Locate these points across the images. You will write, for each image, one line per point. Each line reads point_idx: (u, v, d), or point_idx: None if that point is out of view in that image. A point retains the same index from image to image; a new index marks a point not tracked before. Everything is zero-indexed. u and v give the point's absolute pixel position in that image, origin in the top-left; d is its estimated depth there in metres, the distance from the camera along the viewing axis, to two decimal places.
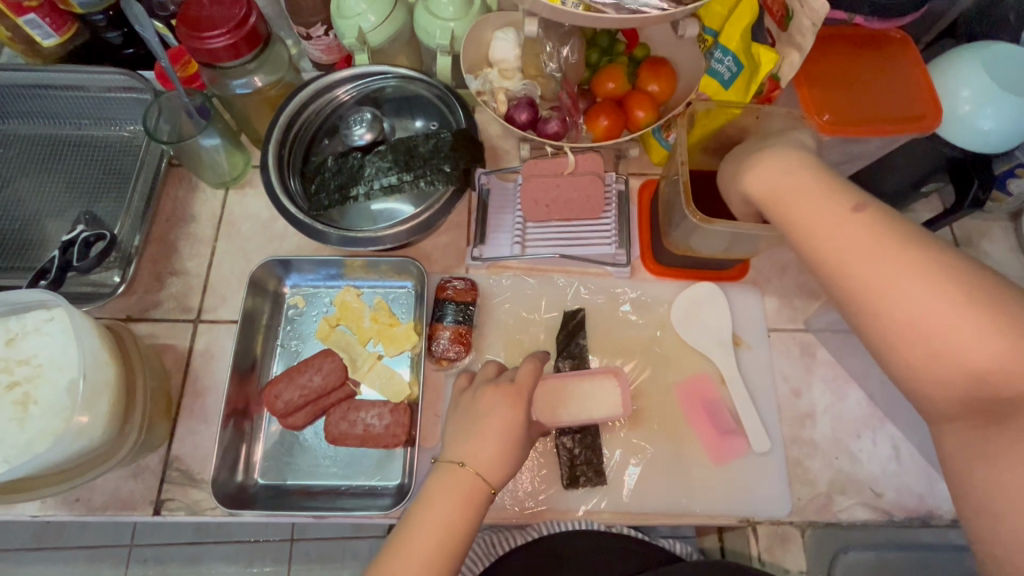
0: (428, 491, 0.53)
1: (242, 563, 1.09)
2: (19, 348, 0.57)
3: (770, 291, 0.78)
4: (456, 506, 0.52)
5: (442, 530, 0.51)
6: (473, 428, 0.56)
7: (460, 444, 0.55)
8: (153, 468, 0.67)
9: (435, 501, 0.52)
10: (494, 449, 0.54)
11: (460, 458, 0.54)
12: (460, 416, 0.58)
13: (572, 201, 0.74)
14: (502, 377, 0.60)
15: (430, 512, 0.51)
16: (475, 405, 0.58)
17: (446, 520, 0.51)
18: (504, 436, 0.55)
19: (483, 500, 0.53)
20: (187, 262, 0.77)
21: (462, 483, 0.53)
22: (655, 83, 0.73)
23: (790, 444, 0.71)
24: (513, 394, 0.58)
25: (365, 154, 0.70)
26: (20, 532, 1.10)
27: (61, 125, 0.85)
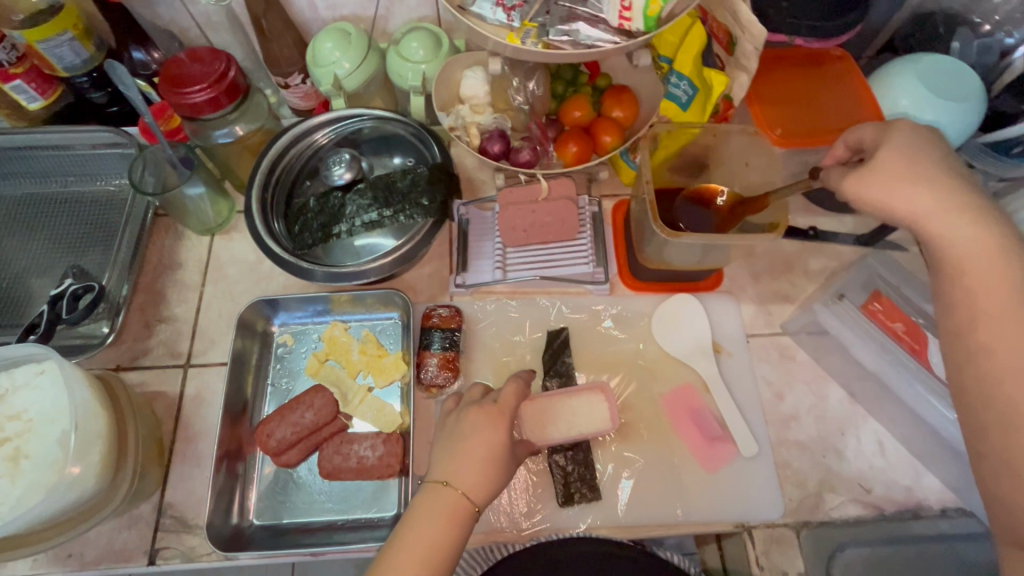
0: (413, 512, 0.54)
1: None
2: (8, 404, 0.57)
3: (746, 298, 0.81)
4: (442, 524, 0.52)
5: (428, 550, 0.51)
6: (460, 449, 0.57)
7: (445, 464, 0.56)
8: (146, 517, 0.66)
9: (421, 522, 0.53)
10: (478, 467, 0.55)
11: (443, 478, 0.55)
12: (447, 438, 0.59)
13: (549, 225, 0.77)
14: (486, 398, 0.62)
15: (415, 534, 0.52)
16: (459, 425, 0.59)
17: (432, 540, 0.52)
18: (489, 456, 0.57)
19: (468, 517, 0.54)
20: (175, 308, 0.79)
21: (446, 502, 0.54)
22: (619, 109, 0.77)
23: (777, 446, 0.72)
24: (498, 414, 0.59)
25: (346, 193, 0.72)
26: None
27: (47, 183, 0.87)
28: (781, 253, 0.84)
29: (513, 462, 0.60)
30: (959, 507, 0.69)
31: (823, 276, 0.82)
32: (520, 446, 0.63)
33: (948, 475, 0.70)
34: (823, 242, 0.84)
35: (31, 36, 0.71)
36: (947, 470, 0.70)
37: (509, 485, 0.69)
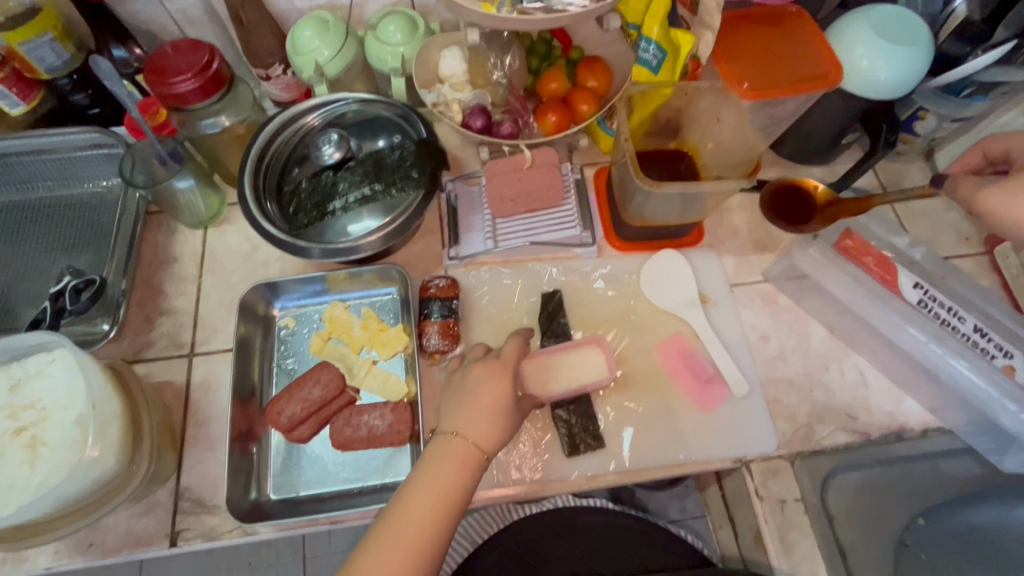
0: (426, 460, 0.57)
1: None
2: (23, 393, 0.59)
3: (727, 250, 0.84)
4: (454, 471, 0.56)
5: (440, 495, 0.54)
6: (466, 401, 0.60)
7: (454, 417, 0.59)
8: (164, 502, 0.68)
9: (434, 470, 0.56)
10: (485, 418, 0.59)
11: (454, 429, 0.58)
12: (454, 392, 0.62)
13: (535, 192, 0.80)
14: (489, 354, 0.65)
15: (428, 479, 0.55)
16: (465, 379, 0.62)
17: (445, 485, 0.55)
18: (497, 405, 0.60)
19: (477, 466, 0.57)
20: (175, 300, 0.80)
21: (458, 451, 0.57)
22: (593, 79, 0.81)
23: (767, 384, 0.76)
24: (501, 368, 0.62)
25: (336, 173, 0.74)
26: None
27: (33, 189, 0.87)
28: (758, 206, 0.88)
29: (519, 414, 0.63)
30: (940, 426, 0.74)
31: (799, 225, 0.86)
32: (524, 403, 0.66)
33: (926, 398, 0.74)
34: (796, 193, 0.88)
35: (11, 38, 0.71)
36: (925, 394, 0.74)
37: (510, 441, 0.72)
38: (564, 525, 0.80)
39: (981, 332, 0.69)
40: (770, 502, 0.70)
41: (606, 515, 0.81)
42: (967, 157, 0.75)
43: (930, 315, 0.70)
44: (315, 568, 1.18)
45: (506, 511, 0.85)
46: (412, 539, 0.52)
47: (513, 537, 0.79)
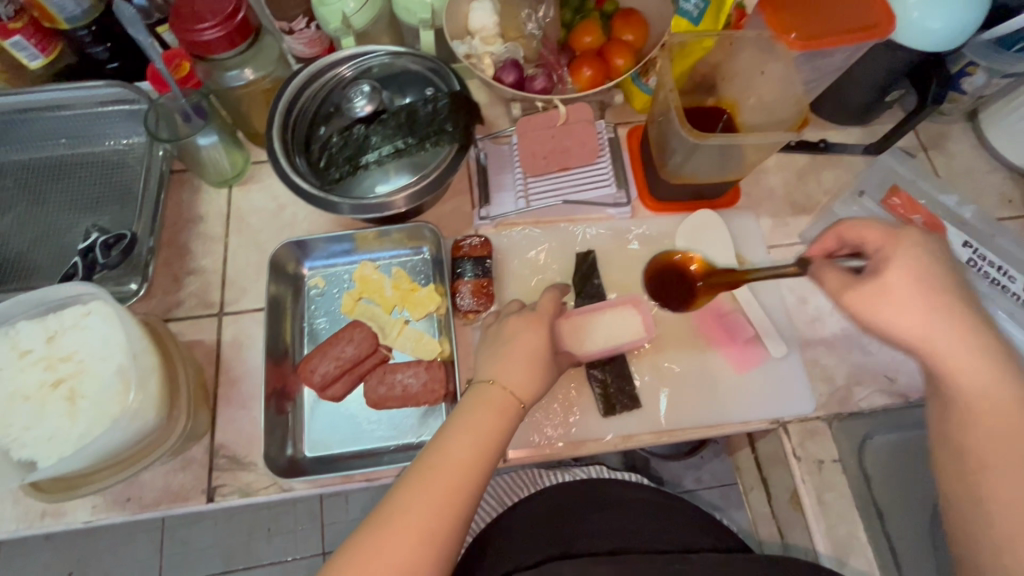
0: (466, 406, 0.56)
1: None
2: (58, 345, 0.58)
3: (763, 212, 0.82)
4: (492, 417, 0.55)
5: (478, 438, 0.54)
6: (505, 353, 0.59)
7: (491, 365, 0.59)
8: (200, 458, 0.68)
9: (472, 415, 0.55)
10: (523, 367, 0.58)
11: (491, 377, 0.58)
12: (492, 344, 0.61)
13: (568, 149, 0.78)
14: (525, 308, 0.64)
15: (467, 424, 0.54)
16: (501, 332, 0.61)
17: (485, 430, 0.54)
18: (534, 356, 0.59)
19: (515, 414, 0.56)
20: (202, 260, 0.78)
21: (495, 398, 0.56)
22: (629, 32, 0.78)
23: (805, 346, 0.75)
24: (539, 320, 0.62)
25: (368, 126, 0.72)
26: None
27: (53, 147, 0.85)
28: (795, 167, 0.85)
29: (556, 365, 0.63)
30: None
31: (837, 186, 0.84)
32: (561, 358, 0.66)
33: None
34: (835, 154, 0.85)
35: None
36: None
37: (543, 400, 0.71)
38: (597, 497, 0.75)
39: (1004, 271, 0.70)
40: (807, 462, 0.70)
41: (643, 492, 0.77)
42: (823, 239, 0.58)
43: (980, 273, 0.70)
44: (333, 534, 1.19)
45: (536, 477, 0.84)
46: (451, 479, 0.51)
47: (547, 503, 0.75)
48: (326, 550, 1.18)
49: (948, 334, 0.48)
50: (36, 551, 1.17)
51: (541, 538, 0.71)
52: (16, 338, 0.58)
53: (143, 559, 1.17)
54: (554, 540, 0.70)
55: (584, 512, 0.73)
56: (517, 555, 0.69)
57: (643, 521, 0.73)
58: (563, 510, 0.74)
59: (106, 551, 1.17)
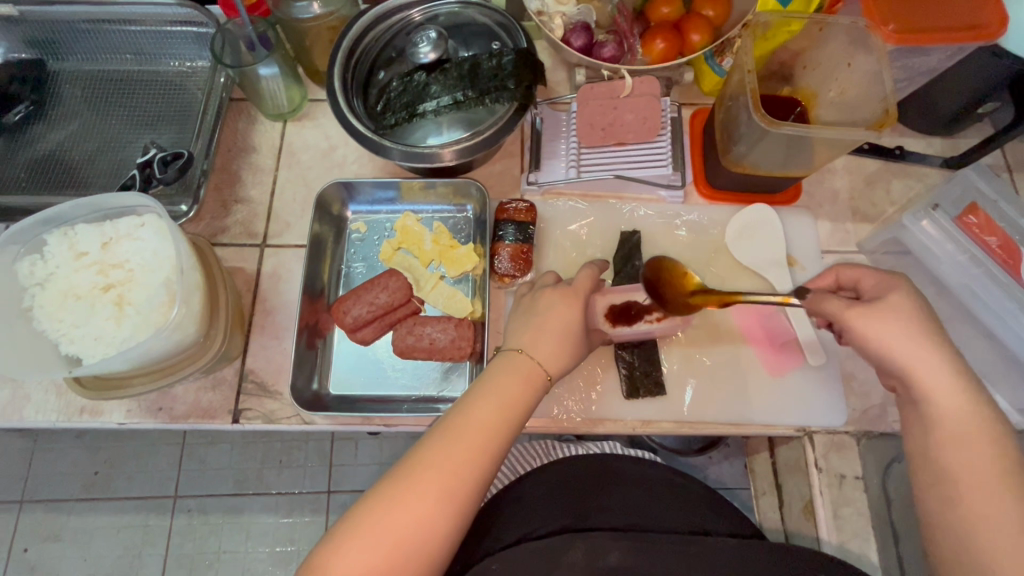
0: (491, 371, 0.57)
1: (282, 512, 1.21)
2: (113, 251, 0.60)
3: (822, 215, 0.79)
4: (519, 384, 0.55)
5: (503, 404, 0.54)
6: (537, 322, 0.59)
7: (520, 335, 0.58)
8: (230, 380, 0.70)
9: (499, 381, 0.55)
10: (553, 339, 0.58)
11: (518, 346, 0.58)
12: (522, 314, 0.61)
13: (628, 123, 0.75)
14: (560, 283, 0.63)
15: (493, 389, 0.54)
16: (534, 303, 0.61)
17: (510, 396, 0.54)
18: (563, 330, 0.58)
19: (541, 384, 0.56)
20: (251, 190, 0.80)
21: (522, 365, 0.56)
22: (711, 7, 0.75)
23: (845, 358, 0.72)
24: (574, 295, 0.61)
25: (430, 74, 0.71)
26: (71, 483, 1.22)
27: (120, 61, 0.87)
28: (863, 172, 0.81)
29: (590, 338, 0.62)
30: None
31: (906, 198, 0.79)
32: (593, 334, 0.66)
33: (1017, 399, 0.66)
34: (909, 164, 0.80)
35: None
36: None
37: (567, 374, 0.70)
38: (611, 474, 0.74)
39: None
40: (828, 475, 0.68)
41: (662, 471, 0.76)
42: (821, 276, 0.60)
43: None
44: (340, 475, 1.23)
45: (549, 449, 0.82)
46: (473, 442, 0.51)
47: (563, 473, 0.74)
48: (332, 489, 1.23)
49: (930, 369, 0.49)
50: (69, 447, 1.25)
51: (559, 507, 0.71)
52: (74, 240, 0.60)
53: (162, 470, 1.23)
54: (569, 510, 0.71)
55: (598, 488, 0.73)
56: (534, 523, 0.70)
57: (655, 504, 0.72)
58: (575, 485, 0.73)
59: (131, 457, 1.24)
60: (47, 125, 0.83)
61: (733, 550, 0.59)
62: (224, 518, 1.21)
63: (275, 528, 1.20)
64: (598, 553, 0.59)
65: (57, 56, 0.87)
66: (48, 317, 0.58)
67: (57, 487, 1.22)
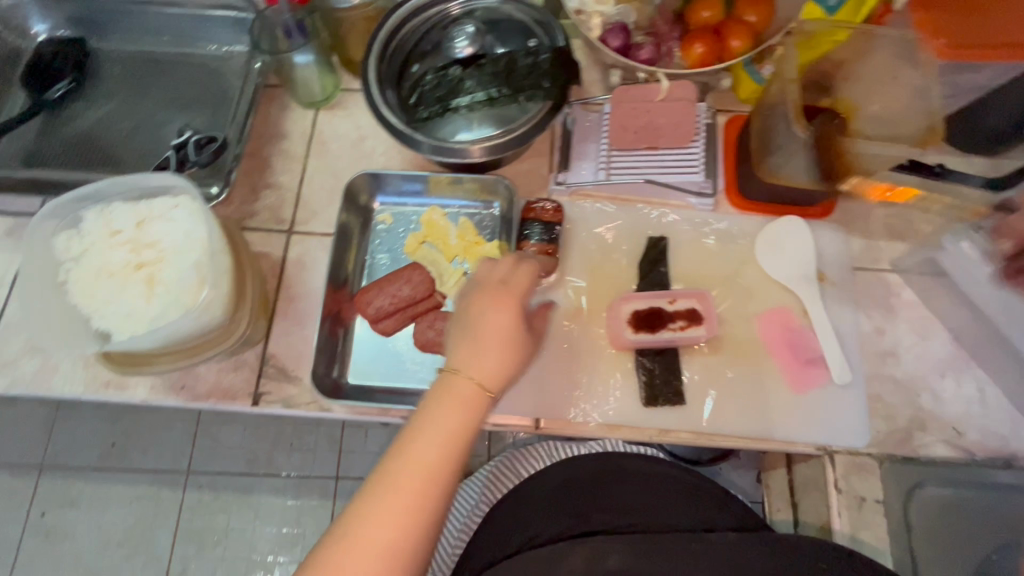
0: (426, 403, 0.51)
1: (290, 494, 1.23)
2: (146, 231, 0.61)
3: (856, 231, 0.77)
4: (459, 411, 0.50)
5: (444, 438, 0.48)
6: (472, 334, 0.54)
7: (457, 353, 0.53)
8: (251, 363, 0.71)
9: (436, 412, 0.49)
10: (493, 354, 0.53)
11: (456, 366, 0.52)
12: (457, 328, 0.55)
13: (661, 128, 0.74)
14: (494, 280, 0.58)
15: (431, 424, 0.49)
16: (467, 311, 0.55)
17: (450, 429, 0.49)
18: (504, 339, 0.54)
19: (485, 404, 0.51)
20: (280, 176, 0.80)
21: (462, 390, 0.51)
22: (753, 12, 0.73)
23: (871, 379, 0.70)
24: (507, 298, 0.56)
25: (465, 69, 0.70)
26: (88, 452, 1.25)
27: (159, 43, 0.88)
28: None
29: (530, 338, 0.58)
30: None
31: (944, 218, 0.77)
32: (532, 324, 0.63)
33: None
34: None
35: None
36: None
37: (586, 376, 0.70)
38: (614, 471, 0.74)
39: None
40: (847, 496, 0.67)
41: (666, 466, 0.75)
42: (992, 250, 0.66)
43: None
44: (348, 462, 1.25)
45: (552, 450, 0.83)
46: (411, 490, 0.46)
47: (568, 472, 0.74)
48: (339, 476, 1.24)
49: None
50: (88, 417, 1.28)
51: (563, 509, 0.71)
52: (110, 217, 0.61)
53: (176, 446, 1.26)
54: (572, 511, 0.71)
55: (605, 485, 0.73)
56: (539, 526, 0.70)
57: (661, 500, 0.72)
58: (579, 485, 0.73)
59: (147, 431, 1.27)
60: (86, 102, 0.84)
61: (732, 548, 0.59)
62: (233, 496, 1.23)
63: (283, 509, 1.22)
64: (597, 557, 0.59)
65: (98, 34, 0.89)
66: (82, 291, 0.59)
67: (74, 455, 1.25)
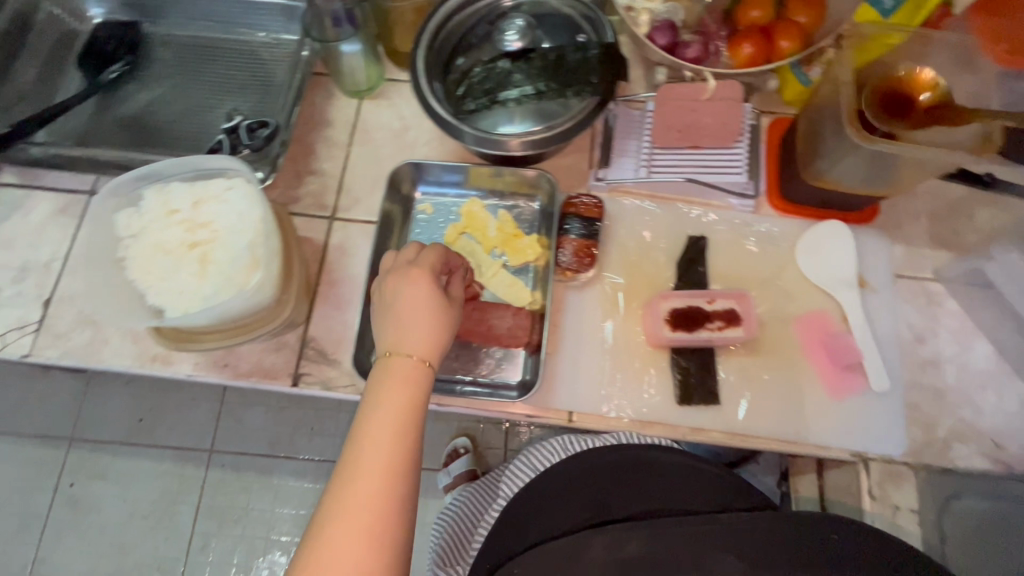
0: (370, 388, 0.53)
1: (310, 477, 1.25)
2: (201, 211, 0.63)
3: (899, 237, 0.76)
4: (402, 386, 0.52)
5: (393, 413, 0.50)
6: (396, 313, 0.56)
7: (387, 336, 0.55)
8: (292, 344, 0.72)
9: (379, 391, 0.52)
10: (421, 329, 0.55)
11: (389, 347, 0.55)
12: (381, 313, 0.57)
13: (706, 126, 0.74)
14: (412, 260, 0.59)
15: (376, 403, 0.51)
16: (388, 295, 0.57)
17: (398, 403, 0.51)
18: (429, 312, 0.56)
19: (426, 375, 0.54)
20: (324, 163, 0.82)
21: (401, 366, 0.53)
22: (803, 14, 0.72)
23: (910, 387, 0.69)
24: (420, 272, 0.57)
25: (514, 62, 0.71)
26: (116, 426, 1.29)
27: (209, 29, 0.90)
28: (947, 197, 0.77)
29: (459, 306, 0.60)
30: None
31: (991, 228, 0.76)
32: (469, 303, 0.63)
33: None
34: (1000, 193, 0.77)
35: None
36: None
37: (621, 371, 0.71)
38: (630, 467, 0.68)
39: None
40: (881, 504, 0.67)
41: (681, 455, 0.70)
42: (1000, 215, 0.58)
43: None
44: None
45: (565, 444, 0.73)
46: (377, 470, 0.47)
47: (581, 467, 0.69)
48: None
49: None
50: (117, 392, 1.31)
51: (574, 503, 0.67)
52: (168, 196, 0.63)
53: (201, 424, 1.29)
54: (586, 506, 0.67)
55: (624, 475, 0.68)
56: (552, 522, 0.67)
57: (677, 488, 0.68)
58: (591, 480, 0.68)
59: (173, 409, 1.30)
60: (138, 84, 0.87)
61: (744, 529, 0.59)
62: (255, 476, 1.26)
63: (302, 491, 1.24)
64: (616, 545, 0.60)
65: (151, 19, 0.91)
66: (139, 267, 0.61)
67: (102, 429, 1.29)
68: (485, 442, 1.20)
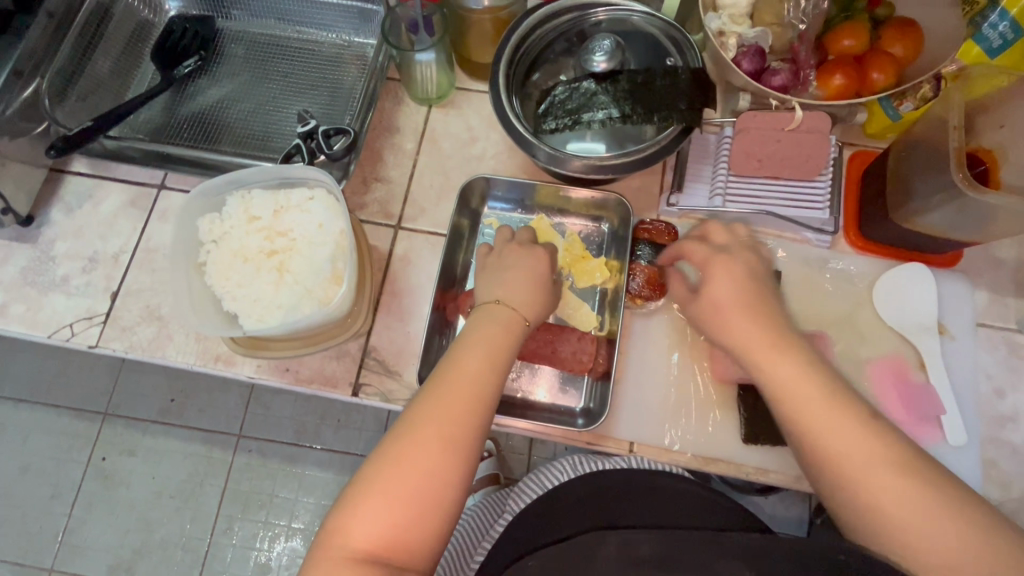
0: (471, 326, 0.57)
1: (336, 469, 1.26)
2: (281, 220, 0.63)
3: (983, 285, 0.73)
4: (501, 332, 0.56)
5: (489, 353, 0.54)
6: (505, 276, 0.60)
7: (493, 288, 0.59)
8: (354, 354, 0.72)
9: (479, 329, 0.56)
10: (525, 288, 0.59)
11: (496, 298, 0.58)
12: (487, 269, 0.62)
13: (788, 158, 0.72)
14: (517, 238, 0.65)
15: (475, 340, 0.55)
16: (498, 259, 0.62)
17: (496, 346, 0.55)
18: (529, 281, 0.60)
19: (521, 330, 0.57)
20: (392, 170, 0.81)
21: (502, 315, 0.57)
22: (899, 45, 0.70)
23: (987, 441, 0.67)
24: (541, 251, 0.63)
25: (600, 83, 0.70)
26: (148, 405, 1.31)
27: (282, 27, 0.90)
28: None
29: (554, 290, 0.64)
30: None
31: None
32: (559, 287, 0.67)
33: None
34: None
35: None
36: None
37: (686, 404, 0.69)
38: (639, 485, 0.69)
39: None
40: None
41: (688, 483, 0.71)
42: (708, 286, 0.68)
43: None
44: None
45: (577, 464, 0.74)
46: (466, 395, 0.52)
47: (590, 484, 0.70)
48: None
49: (751, 342, 0.58)
50: (150, 371, 1.33)
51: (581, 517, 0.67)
52: (250, 203, 0.63)
53: (231, 410, 1.30)
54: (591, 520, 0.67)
55: (632, 495, 0.69)
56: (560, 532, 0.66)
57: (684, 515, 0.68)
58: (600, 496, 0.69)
59: (203, 392, 1.32)
60: (210, 79, 0.87)
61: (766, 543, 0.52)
62: (280, 464, 1.27)
63: (325, 483, 1.25)
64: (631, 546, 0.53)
65: (225, 14, 0.91)
66: (218, 274, 0.61)
67: (134, 406, 1.31)
68: (509, 447, 1.19)
